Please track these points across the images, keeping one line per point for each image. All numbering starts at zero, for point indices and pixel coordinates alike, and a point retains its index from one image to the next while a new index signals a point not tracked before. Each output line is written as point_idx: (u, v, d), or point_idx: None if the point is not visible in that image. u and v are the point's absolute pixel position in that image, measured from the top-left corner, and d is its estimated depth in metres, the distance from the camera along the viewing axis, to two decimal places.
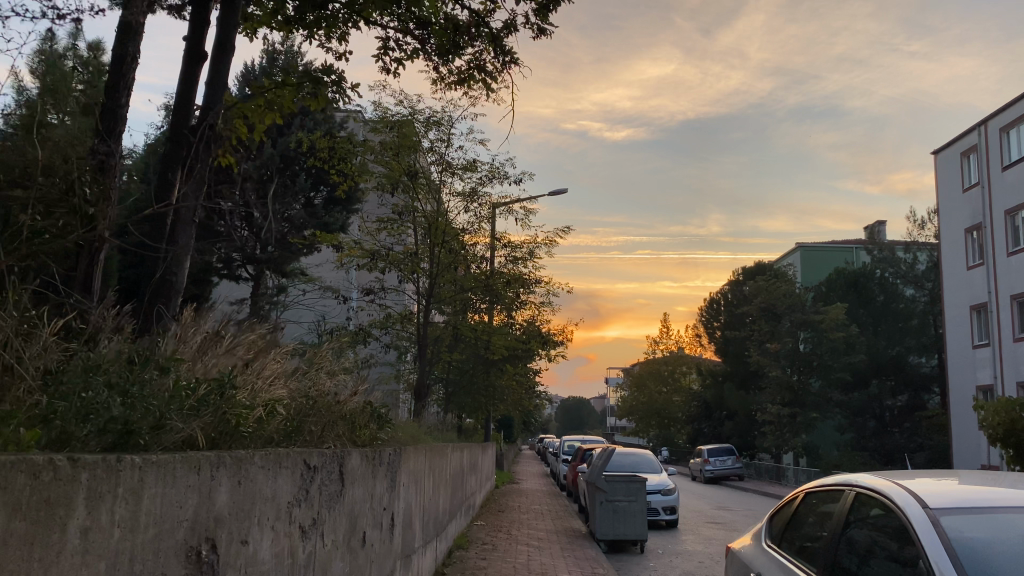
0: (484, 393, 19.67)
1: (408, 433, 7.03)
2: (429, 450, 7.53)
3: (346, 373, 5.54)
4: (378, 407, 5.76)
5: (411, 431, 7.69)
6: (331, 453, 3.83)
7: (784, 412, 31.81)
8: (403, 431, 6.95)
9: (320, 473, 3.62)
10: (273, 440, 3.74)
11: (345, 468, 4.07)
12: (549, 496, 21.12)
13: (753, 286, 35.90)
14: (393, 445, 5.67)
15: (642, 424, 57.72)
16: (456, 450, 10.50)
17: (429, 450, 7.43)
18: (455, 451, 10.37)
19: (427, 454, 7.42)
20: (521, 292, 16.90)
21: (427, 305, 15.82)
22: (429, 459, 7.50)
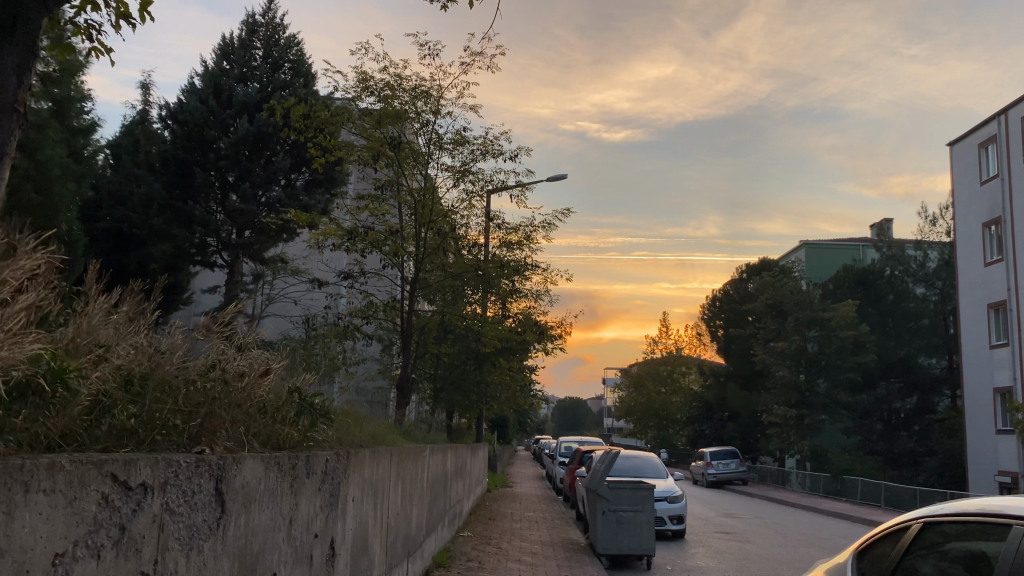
0: (475, 389, 18.23)
1: (368, 433, 5.68)
2: (398, 453, 6.17)
3: (268, 348, 4.21)
4: (317, 394, 4.41)
5: (376, 431, 6.31)
6: (187, 460, 2.55)
7: (791, 414, 30.37)
8: (363, 431, 5.60)
9: (145, 495, 2.35)
10: (68, 442, 2.47)
11: (227, 484, 2.77)
12: (545, 501, 19.68)
13: (758, 281, 34.58)
14: (337, 447, 4.33)
15: (640, 425, 56.27)
16: (437, 453, 9.12)
17: (398, 453, 6.07)
18: (436, 454, 8.99)
19: (396, 458, 6.06)
20: (517, 281, 15.47)
21: (412, 293, 14.37)
22: (399, 464, 6.16)
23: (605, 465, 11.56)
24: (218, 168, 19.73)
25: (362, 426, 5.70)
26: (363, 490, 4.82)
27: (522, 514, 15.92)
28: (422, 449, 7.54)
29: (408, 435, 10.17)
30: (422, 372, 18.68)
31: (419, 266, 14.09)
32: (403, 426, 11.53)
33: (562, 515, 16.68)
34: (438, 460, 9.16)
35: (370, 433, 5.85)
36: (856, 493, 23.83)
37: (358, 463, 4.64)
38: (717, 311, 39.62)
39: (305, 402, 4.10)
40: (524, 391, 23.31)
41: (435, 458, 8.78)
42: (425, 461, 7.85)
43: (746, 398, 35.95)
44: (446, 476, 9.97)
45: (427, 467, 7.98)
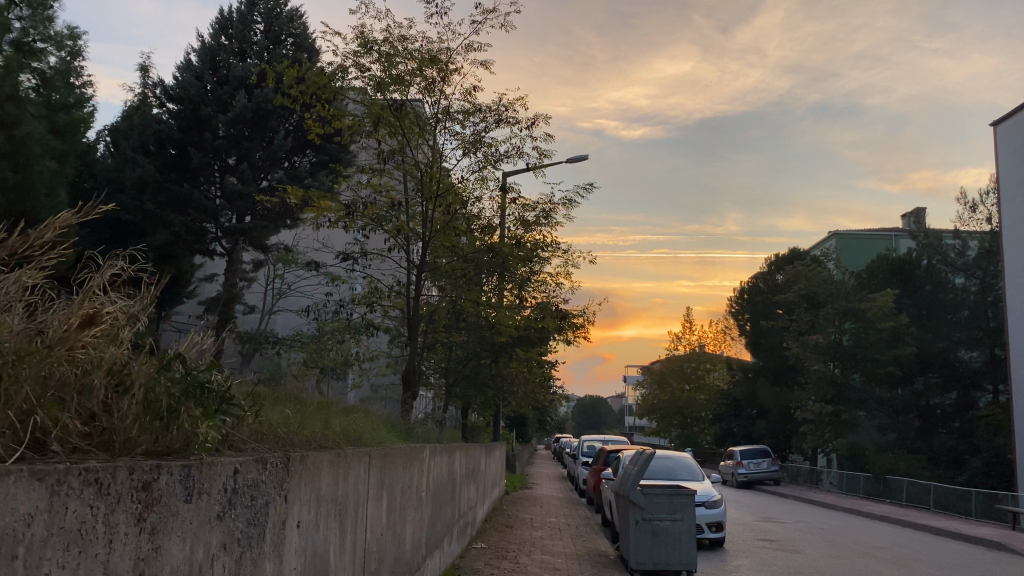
0: (492, 384, 16.79)
1: (338, 434, 4.31)
2: (385, 458, 4.79)
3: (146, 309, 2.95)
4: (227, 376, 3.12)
5: (353, 427, 4.92)
6: None
7: (826, 411, 28.73)
8: (330, 428, 4.26)
9: None
10: None
11: None
12: (567, 505, 18.29)
13: (789, 271, 32.94)
14: (258, 452, 3.05)
15: (663, 423, 54.61)
16: (444, 452, 7.74)
17: (384, 455, 4.72)
18: (442, 453, 7.63)
19: (382, 461, 4.72)
20: (535, 263, 14.04)
21: (419, 277, 12.97)
22: (384, 466, 4.81)
23: (640, 463, 10.00)
24: (214, 149, 18.46)
25: (327, 422, 4.36)
26: (326, 509, 3.52)
27: (542, 520, 14.50)
28: (420, 448, 6.17)
29: (409, 435, 8.80)
30: (433, 365, 17.33)
31: (425, 248, 12.72)
32: (405, 423, 10.14)
33: (586, 520, 15.23)
34: (444, 453, 7.77)
35: (342, 433, 4.49)
36: (901, 495, 22.20)
37: (318, 473, 3.34)
38: (745, 304, 37.95)
39: (209, 384, 2.88)
40: (544, 386, 21.83)
41: (439, 455, 7.42)
42: (425, 461, 6.48)
43: (777, 393, 34.27)
44: (454, 478, 8.58)
45: (428, 471, 6.61)
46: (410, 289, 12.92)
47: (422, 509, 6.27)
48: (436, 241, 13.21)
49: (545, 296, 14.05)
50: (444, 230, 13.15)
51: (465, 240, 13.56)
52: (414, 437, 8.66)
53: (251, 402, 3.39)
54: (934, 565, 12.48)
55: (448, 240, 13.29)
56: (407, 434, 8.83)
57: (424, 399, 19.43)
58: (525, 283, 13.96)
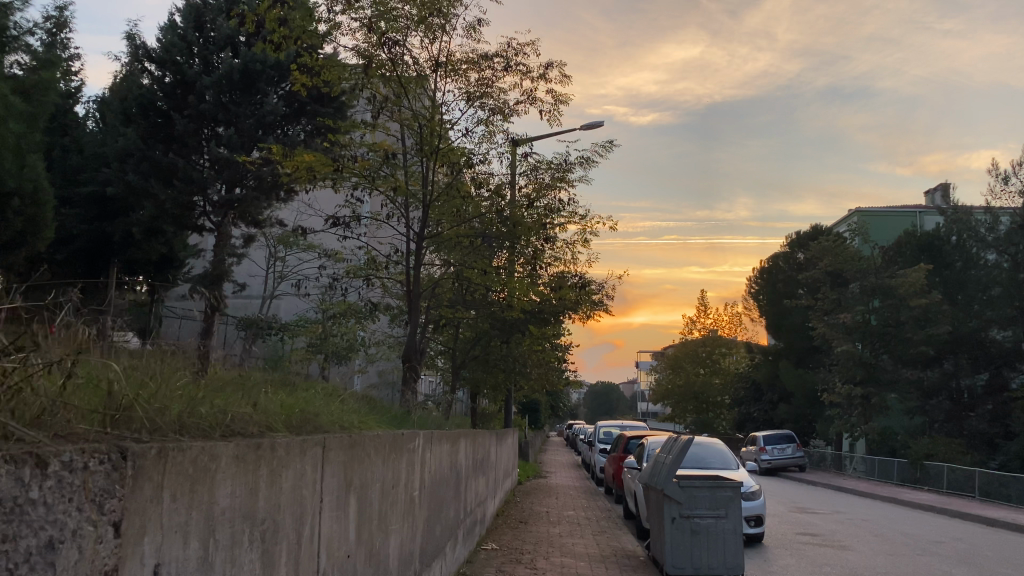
0: (503, 365, 15.37)
1: (273, 419, 3.01)
2: (355, 450, 3.48)
3: None
4: None
5: (307, 410, 3.60)
6: None
7: (855, 393, 27.29)
8: (259, 411, 2.96)
9: None
10: None
11: None
12: (585, 496, 16.96)
13: (813, 248, 31.43)
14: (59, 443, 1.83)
15: (678, 409, 53.16)
16: (447, 437, 6.43)
17: (354, 444, 3.41)
18: (444, 439, 6.31)
19: (350, 454, 3.41)
20: (549, 229, 12.65)
21: (419, 247, 11.55)
22: (356, 462, 3.50)
23: (681, 445, 8.43)
24: (200, 114, 17.04)
25: (256, 403, 3.07)
26: (234, 531, 2.27)
27: (559, 514, 13.16)
28: (415, 434, 4.85)
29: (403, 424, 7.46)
30: (438, 343, 15.98)
31: (427, 211, 11.35)
32: (404, 408, 8.80)
33: (607, 514, 13.87)
34: (447, 438, 6.46)
35: (283, 422, 3.17)
36: (941, 482, 20.71)
37: (202, 476, 2.10)
38: (765, 284, 36.41)
39: None
40: (557, 369, 20.38)
41: (441, 440, 6.11)
42: (422, 449, 5.18)
43: (801, 376, 32.78)
44: (460, 468, 7.27)
45: (424, 461, 5.30)
46: (410, 260, 11.50)
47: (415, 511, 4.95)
48: (438, 206, 11.84)
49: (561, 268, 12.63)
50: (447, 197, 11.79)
51: (474, 208, 12.14)
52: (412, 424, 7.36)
53: (66, 367, 2.13)
54: (1003, 561, 10.99)
55: (454, 207, 11.89)
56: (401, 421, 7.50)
57: (428, 382, 18.08)
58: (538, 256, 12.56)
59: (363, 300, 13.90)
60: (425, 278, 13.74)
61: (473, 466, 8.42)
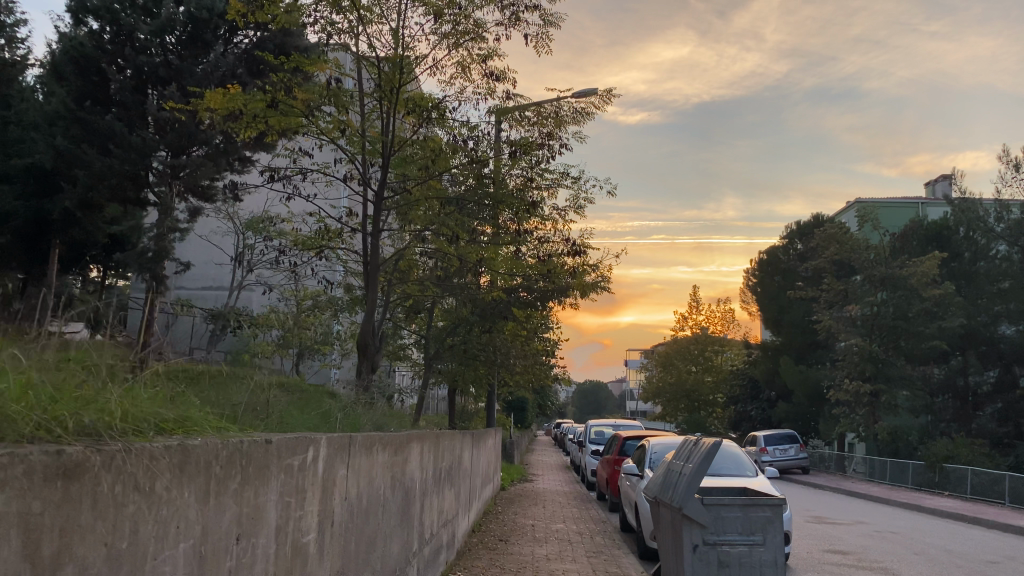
0: (482, 356, 13.38)
1: None
2: (93, 484, 1.82)
3: None
4: None
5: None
6: None
7: (863, 391, 25.49)
8: None
9: None
10: None
11: None
12: (576, 504, 15.05)
13: (817, 236, 29.58)
14: None
15: (669, 407, 51.22)
16: (395, 436, 4.72)
17: (72, 474, 1.74)
18: (389, 438, 4.59)
19: (66, 495, 1.74)
20: (535, 194, 10.63)
21: (377, 211, 9.42)
22: (92, 514, 1.82)
23: (703, 452, 6.36)
24: (141, 70, 15.04)
25: None
26: None
27: (546, 529, 11.26)
28: (313, 438, 3.15)
29: (340, 419, 5.54)
30: (408, 330, 13.99)
31: (388, 164, 9.33)
32: (346, 393, 6.80)
33: (602, 527, 11.97)
34: (396, 438, 4.75)
35: None
36: (964, 487, 18.90)
37: None
38: (763, 275, 34.55)
39: None
40: (542, 363, 18.33)
41: (384, 442, 4.41)
42: (336, 462, 3.46)
43: (804, 373, 30.94)
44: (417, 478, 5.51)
45: (344, 479, 3.58)
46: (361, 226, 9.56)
47: (318, 555, 3.25)
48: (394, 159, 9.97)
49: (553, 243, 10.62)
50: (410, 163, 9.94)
51: (453, 171, 10.11)
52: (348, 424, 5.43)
53: None
54: None
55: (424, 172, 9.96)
56: (337, 417, 5.57)
57: (400, 376, 16.03)
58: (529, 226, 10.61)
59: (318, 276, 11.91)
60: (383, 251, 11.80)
61: (438, 471, 6.62)
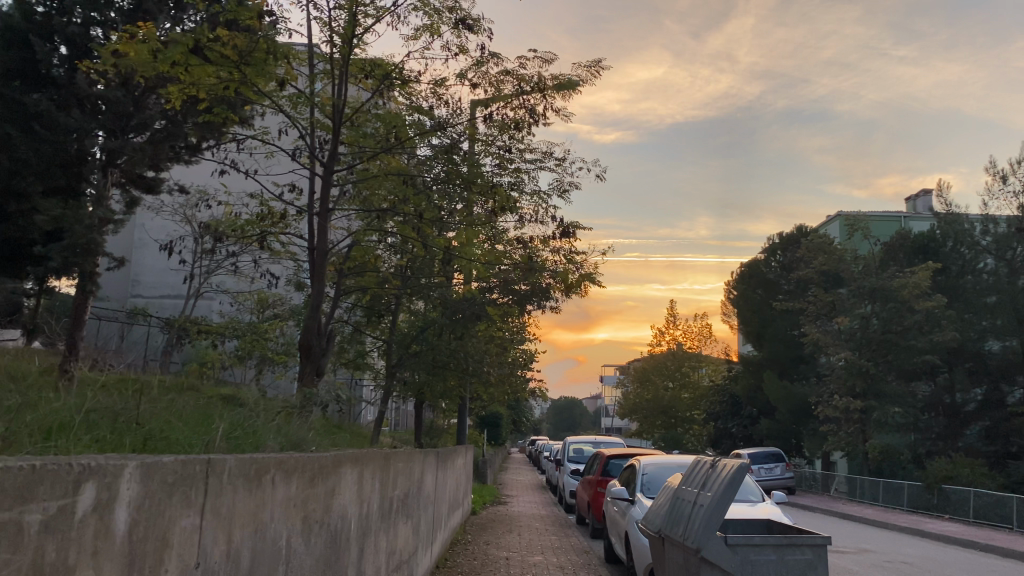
0: (453, 366, 11.78)
1: None
2: None
3: None
4: None
5: None
6: None
7: (853, 407, 24.30)
8: None
9: None
10: None
11: None
12: (554, 531, 13.55)
13: (803, 247, 28.52)
14: None
15: (645, 424, 49.77)
16: (316, 455, 3.31)
17: None
18: (305, 460, 3.17)
19: None
20: (512, 182, 9.12)
21: (325, 188, 7.96)
22: None
23: (728, 478, 5.04)
24: (72, 44, 13.46)
25: None
26: None
27: (523, 562, 9.80)
28: (96, 467, 1.77)
29: (254, 424, 4.13)
30: (371, 336, 12.43)
31: (339, 131, 7.93)
32: (277, 400, 5.37)
33: (585, 559, 10.52)
34: (320, 459, 3.33)
35: None
36: (967, 511, 17.68)
37: None
38: (744, 286, 33.43)
39: None
40: (517, 376, 16.82)
41: (292, 466, 3.00)
42: (163, 507, 2.06)
43: (789, 389, 29.76)
44: (357, 510, 4.12)
45: (186, 533, 2.17)
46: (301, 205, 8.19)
47: None
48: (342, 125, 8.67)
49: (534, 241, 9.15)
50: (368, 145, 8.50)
51: (424, 155, 8.82)
52: (265, 433, 4.02)
53: None
54: None
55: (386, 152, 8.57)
56: (250, 420, 4.16)
57: (359, 388, 14.48)
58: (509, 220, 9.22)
59: (267, 268, 10.38)
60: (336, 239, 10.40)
61: (389, 499, 5.21)
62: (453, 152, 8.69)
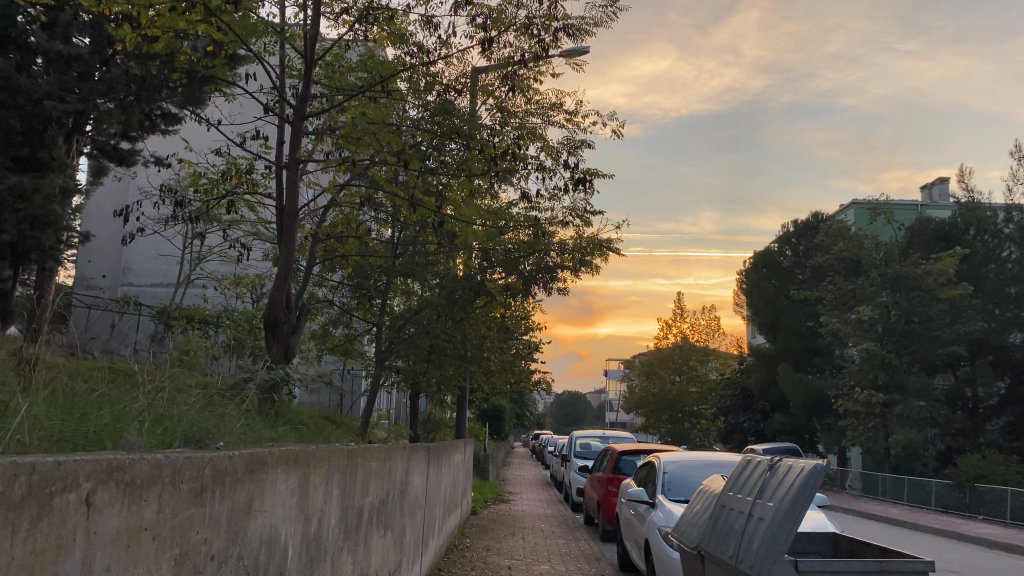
0: (451, 352, 10.53)
1: None
2: None
3: None
4: None
5: None
6: None
7: (874, 401, 23.07)
8: None
9: None
10: None
11: None
12: (561, 533, 12.38)
13: (821, 233, 27.23)
14: None
15: (651, 419, 48.41)
16: (218, 458, 2.21)
17: None
18: (191, 466, 2.07)
19: None
20: (521, 139, 7.81)
21: (296, 137, 6.80)
22: None
23: (795, 490, 3.85)
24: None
25: None
26: None
27: (530, 571, 8.65)
28: None
29: (160, 400, 3.04)
30: (360, 321, 11.20)
31: (311, 69, 6.82)
32: (220, 375, 4.23)
33: (598, 568, 9.34)
34: (225, 461, 2.24)
35: None
36: (1004, 511, 16.46)
37: None
38: (757, 275, 32.16)
39: None
40: (521, 366, 15.63)
41: (155, 477, 1.91)
42: None
43: (804, 382, 28.53)
44: (302, 530, 2.99)
45: None
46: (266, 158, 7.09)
47: None
48: (318, 68, 7.56)
49: (543, 208, 7.91)
50: (347, 89, 7.37)
51: (415, 106, 7.64)
52: (177, 414, 2.92)
53: None
54: None
55: (371, 99, 7.46)
56: (156, 397, 3.06)
57: (350, 377, 13.26)
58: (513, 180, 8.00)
59: (241, 234, 9.20)
60: (320, 200, 9.23)
61: (360, 508, 4.10)
62: (451, 105, 7.55)
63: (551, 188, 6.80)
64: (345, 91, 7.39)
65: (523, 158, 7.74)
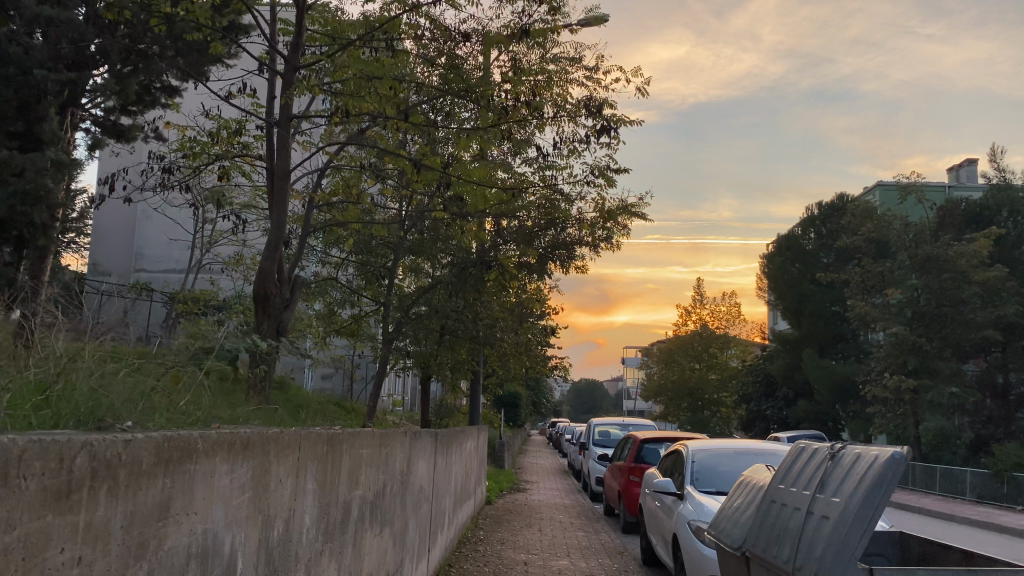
0: (462, 333, 9.90)
1: None
2: None
3: None
4: None
5: None
6: None
7: (904, 387, 22.24)
8: None
9: None
10: None
11: None
12: (581, 525, 11.75)
13: (848, 215, 26.33)
14: None
15: (670, 407, 47.57)
16: (101, 442, 1.62)
17: None
18: (42, 457, 1.46)
19: None
20: (540, 96, 7.11)
21: (286, 89, 6.16)
22: None
23: (864, 486, 3.18)
24: None
25: None
26: None
27: (549, 566, 8.03)
28: None
29: (71, 370, 2.44)
30: (367, 301, 10.58)
31: (303, 14, 6.17)
32: (184, 345, 3.62)
33: (621, 563, 8.70)
34: (113, 449, 1.65)
35: None
36: None
37: None
38: (780, 259, 31.27)
39: None
40: (536, 350, 14.96)
41: None
42: None
43: (830, 368, 27.67)
44: (259, 534, 2.38)
45: None
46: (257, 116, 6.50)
47: None
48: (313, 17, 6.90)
49: (560, 172, 7.23)
50: (342, 38, 6.75)
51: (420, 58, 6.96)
52: (90, 389, 2.33)
53: None
54: None
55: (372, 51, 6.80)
56: (70, 371, 2.46)
57: (359, 362, 12.64)
58: (527, 143, 7.32)
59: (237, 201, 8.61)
60: (319, 164, 8.61)
61: (347, 502, 3.49)
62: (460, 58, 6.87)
63: (570, 142, 6.10)
64: (342, 42, 6.74)
65: (540, 116, 7.06)
